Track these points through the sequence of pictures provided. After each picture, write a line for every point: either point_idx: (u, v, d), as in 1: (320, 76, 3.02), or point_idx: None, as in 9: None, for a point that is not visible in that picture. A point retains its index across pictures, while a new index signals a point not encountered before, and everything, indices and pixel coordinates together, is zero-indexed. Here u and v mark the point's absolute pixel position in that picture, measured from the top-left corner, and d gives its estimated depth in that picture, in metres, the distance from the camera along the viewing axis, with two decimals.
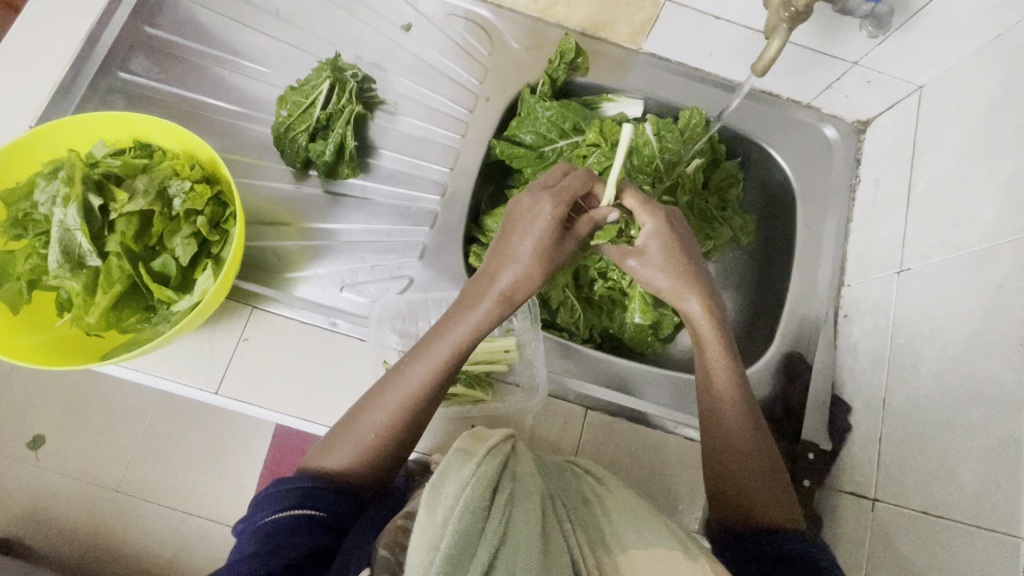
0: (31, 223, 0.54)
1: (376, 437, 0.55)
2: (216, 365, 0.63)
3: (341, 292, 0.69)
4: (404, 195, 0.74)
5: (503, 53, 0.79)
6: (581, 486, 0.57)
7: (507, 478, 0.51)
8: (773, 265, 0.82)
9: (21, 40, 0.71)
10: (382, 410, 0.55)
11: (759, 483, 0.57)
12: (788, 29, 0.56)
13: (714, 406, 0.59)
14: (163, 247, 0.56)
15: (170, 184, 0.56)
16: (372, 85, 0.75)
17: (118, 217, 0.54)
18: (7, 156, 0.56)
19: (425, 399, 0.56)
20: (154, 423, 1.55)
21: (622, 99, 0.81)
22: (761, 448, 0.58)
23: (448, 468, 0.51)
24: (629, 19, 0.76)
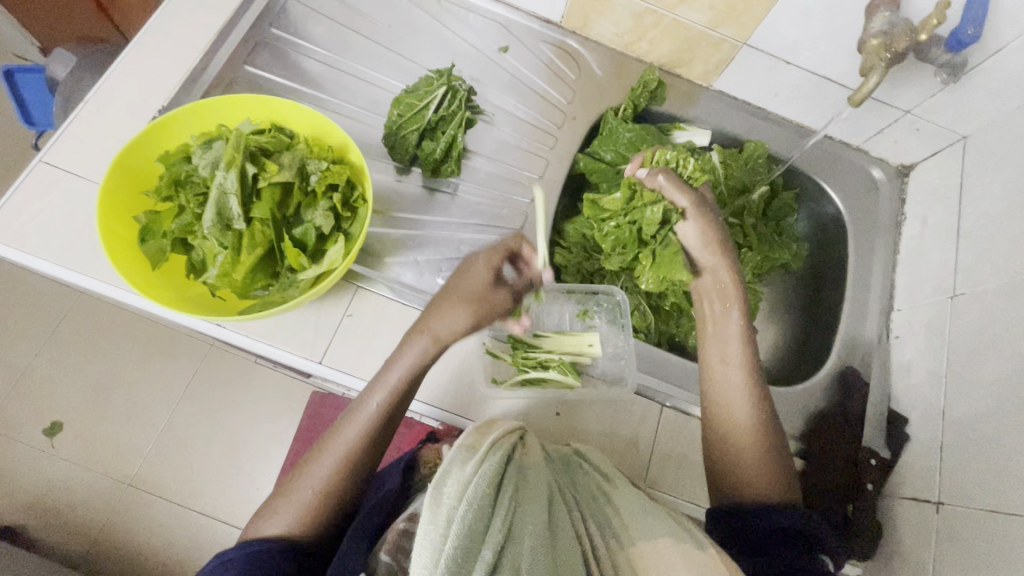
0: (184, 186, 0.59)
1: (311, 499, 0.56)
2: (321, 336, 0.67)
3: (437, 278, 0.73)
4: (498, 196, 0.79)
5: (589, 78, 0.87)
6: (588, 482, 0.57)
7: (514, 468, 0.50)
8: (824, 289, 0.88)
9: (159, 28, 0.77)
10: (319, 472, 0.57)
11: (750, 459, 0.60)
12: (885, 67, 0.65)
13: (716, 373, 0.64)
14: (298, 218, 0.61)
15: (310, 162, 0.61)
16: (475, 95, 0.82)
17: (264, 185, 0.58)
18: (167, 125, 0.61)
19: (389, 415, 0.59)
20: (174, 420, 1.54)
21: (692, 129, 0.89)
22: (750, 424, 0.61)
23: (451, 466, 0.51)
24: (706, 58, 0.84)
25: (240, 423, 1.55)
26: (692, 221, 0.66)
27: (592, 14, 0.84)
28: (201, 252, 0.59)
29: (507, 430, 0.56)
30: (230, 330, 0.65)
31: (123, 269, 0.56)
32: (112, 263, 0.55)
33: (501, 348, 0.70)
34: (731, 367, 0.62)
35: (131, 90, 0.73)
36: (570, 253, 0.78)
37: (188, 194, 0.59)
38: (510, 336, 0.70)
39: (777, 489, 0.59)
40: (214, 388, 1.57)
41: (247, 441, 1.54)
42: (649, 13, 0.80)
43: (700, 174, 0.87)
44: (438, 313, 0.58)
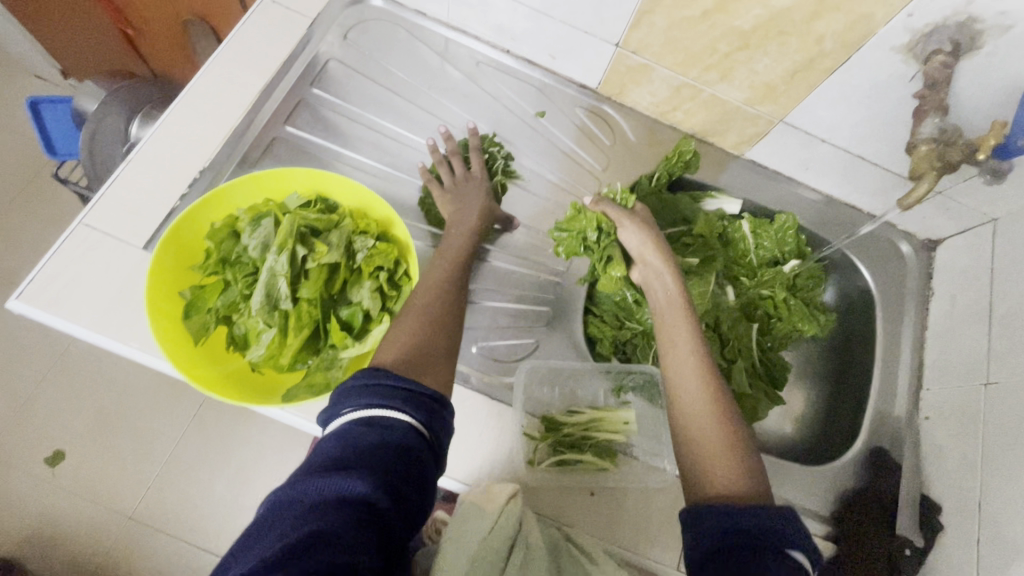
0: (234, 265, 0.61)
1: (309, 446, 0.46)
2: None
3: (473, 349, 0.72)
4: (534, 264, 0.80)
5: (623, 144, 0.88)
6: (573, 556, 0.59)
7: (519, 548, 0.58)
8: (852, 361, 0.88)
9: (202, 88, 0.78)
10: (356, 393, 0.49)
11: (710, 437, 0.51)
12: (939, 173, 0.66)
13: (679, 371, 0.57)
14: (344, 295, 0.62)
15: (357, 240, 0.61)
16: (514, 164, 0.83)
17: (313, 267, 0.60)
18: (214, 200, 0.61)
19: (410, 358, 0.53)
20: (177, 449, 1.49)
21: (723, 197, 0.89)
22: (703, 399, 0.54)
23: (468, 520, 0.59)
24: (740, 130, 0.85)
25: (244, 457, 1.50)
26: (632, 229, 0.70)
27: (629, 84, 0.85)
28: (245, 327, 0.60)
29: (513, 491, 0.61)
30: None
31: (168, 345, 0.55)
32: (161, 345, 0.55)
33: (535, 428, 0.69)
34: (677, 346, 0.59)
35: (174, 151, 0.73)
36: (604, 321, 0.79)
37: (236, 270, 0.61)
38: (544, 416, 0.70)
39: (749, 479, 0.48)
40: (219, 418, 1.53)
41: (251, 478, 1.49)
42: (687, 87, 0.81)
43: (730, 243, 0.89)
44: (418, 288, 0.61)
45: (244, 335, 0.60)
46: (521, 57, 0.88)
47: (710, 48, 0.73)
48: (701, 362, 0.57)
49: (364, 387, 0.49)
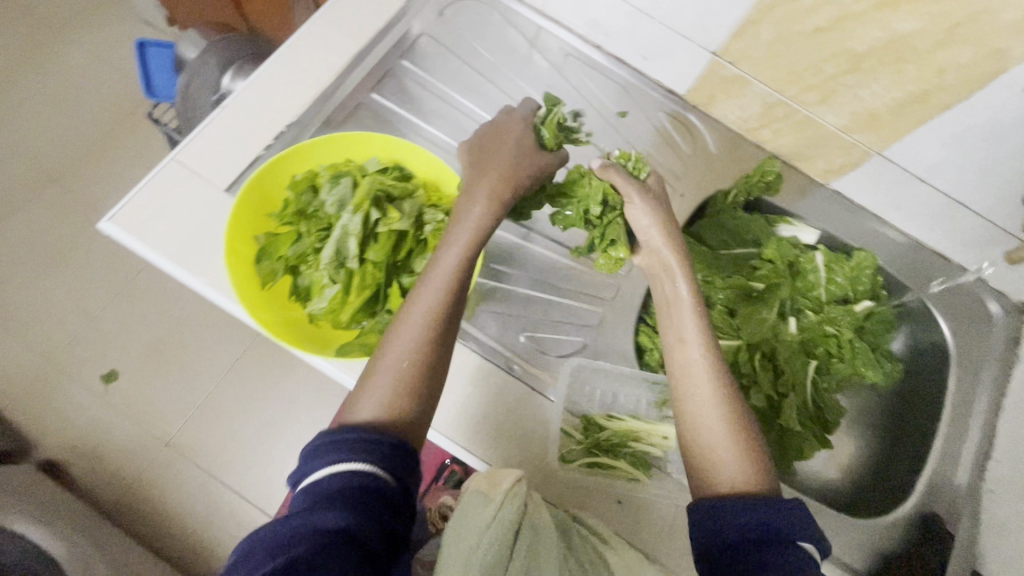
0: (308, 218, 0.63)
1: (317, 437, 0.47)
2: None
3: (522, 337, 0.72)
4: (594, 264, 0.78)
5: (702, 156, 0.86)
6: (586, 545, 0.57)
7: (525, 530, 0.54)
8: (913, 417, 0.83)
9: (298, 45, 0.80)
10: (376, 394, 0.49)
11: (705, 418, 0.52)
12: None
13: (689, 380, 0.54)
14: (405, 262, 0.65)
15: (426, 212, 0.64)
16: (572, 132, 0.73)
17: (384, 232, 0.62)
18: (298, 153, 0.63)
19: (433, 355, 0.52)
20: (217, 391, 1.56)
21: (799, 225, 0.86)
22: (716, 417, 0.52)
23: (463, 517, 0.55)
24: (830, 158, 0.81)
25: (275, 408, 1.55)
26: (641, 207, 0.64)
27: (718, 95, 0.82)
28: (308, 280, 0.62)
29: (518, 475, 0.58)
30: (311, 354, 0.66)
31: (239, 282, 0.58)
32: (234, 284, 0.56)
33: (574, 426, 0.69)
34: (689, 346, 0.56)
35: (265, 103, 0.76)
36: (655, 331, 0.76)
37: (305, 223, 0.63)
38: (586, 416, 0.69)
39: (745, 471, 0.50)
40: (259, 367, 1.59)
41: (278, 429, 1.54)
42: (781, 105, 0.78)
43: (799, 273, 0.84)
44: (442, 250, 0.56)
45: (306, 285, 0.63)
46: (611, 55, 0.87)
47: (816, 67, 0.70)
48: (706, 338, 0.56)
49: (332, 441, 0.46)
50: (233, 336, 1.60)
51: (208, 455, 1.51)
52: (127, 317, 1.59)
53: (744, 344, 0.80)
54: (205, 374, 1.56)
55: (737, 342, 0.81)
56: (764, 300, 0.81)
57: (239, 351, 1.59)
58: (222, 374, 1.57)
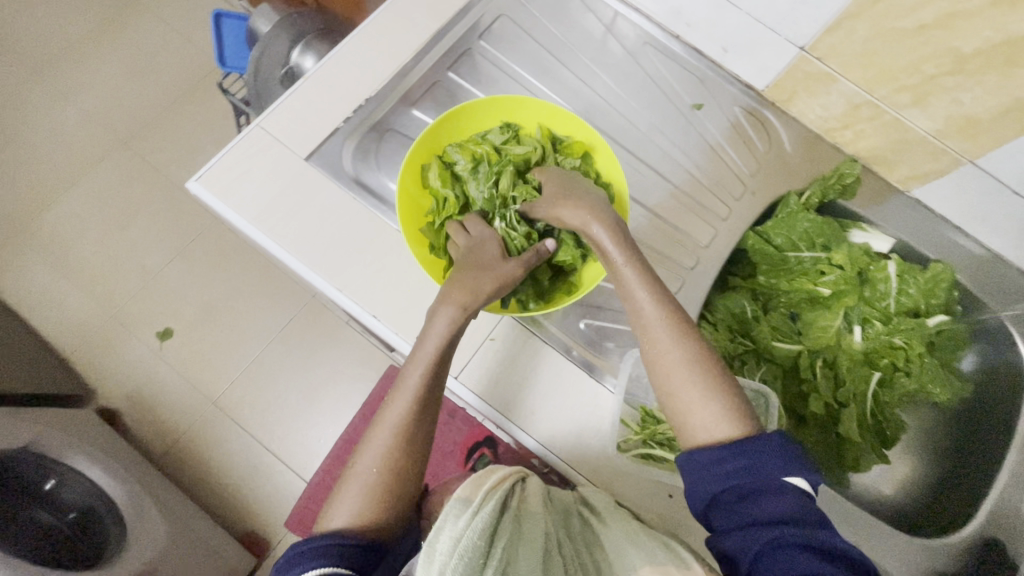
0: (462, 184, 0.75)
1: (386, 457, 0.59)
2: (463, 354, 0.69)
3: (582, 324, 0.73)
4: (656, 256, 0.77)
5: (777, 154, 0.83)
6: (583, 525, 0.60)
7: (508, 517, 0.55)
8: (979, 439, 0.80)
9: (381, 20, 0.81)
10: (393, 415, 0.60)
11: (688, 390, 0.55)
12: None
13: (640, 321, 0.59)
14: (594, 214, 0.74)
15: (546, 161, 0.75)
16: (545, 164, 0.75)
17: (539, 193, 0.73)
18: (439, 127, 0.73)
19: (430, 391, 0.61)
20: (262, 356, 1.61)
21: (872, 232, 0.83)
22: (675, 357, 0.56)
23: (447, 521, 0.54)
24: (915, 164, 0.78)
25: (317, 375, 1.59)
26: (571, 209, 0.65)
27: (801, 92, 0.80)
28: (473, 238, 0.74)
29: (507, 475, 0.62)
30: (383, 325, 0.69)
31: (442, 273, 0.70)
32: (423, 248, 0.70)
33: (632, 417, 0.69)
34: (634, 293, 0.60)
35: (347, 76, 0.78)
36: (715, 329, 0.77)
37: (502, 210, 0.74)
38: (645, 409, 0.69)
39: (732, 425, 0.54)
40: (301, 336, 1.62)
41: (318, 396, 1.58)
42: (867, 106, 0.75)
43: (868, 282, 0.82)
44: (434, 315, 0.62)
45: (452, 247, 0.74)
46: (690, 45, 0.85)
47: (913, 67, 0.67)
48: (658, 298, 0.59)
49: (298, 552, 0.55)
50: (282, 304, 1.65)
51: (250, 415, 1.56)
52: (185, 278, 1.66)
53: (806, 348, 0.80)
54: (254, 338, 1.62)
55: (799, 346, 0.79)
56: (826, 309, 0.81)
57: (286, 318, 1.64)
58: (269, 339, 1.62)
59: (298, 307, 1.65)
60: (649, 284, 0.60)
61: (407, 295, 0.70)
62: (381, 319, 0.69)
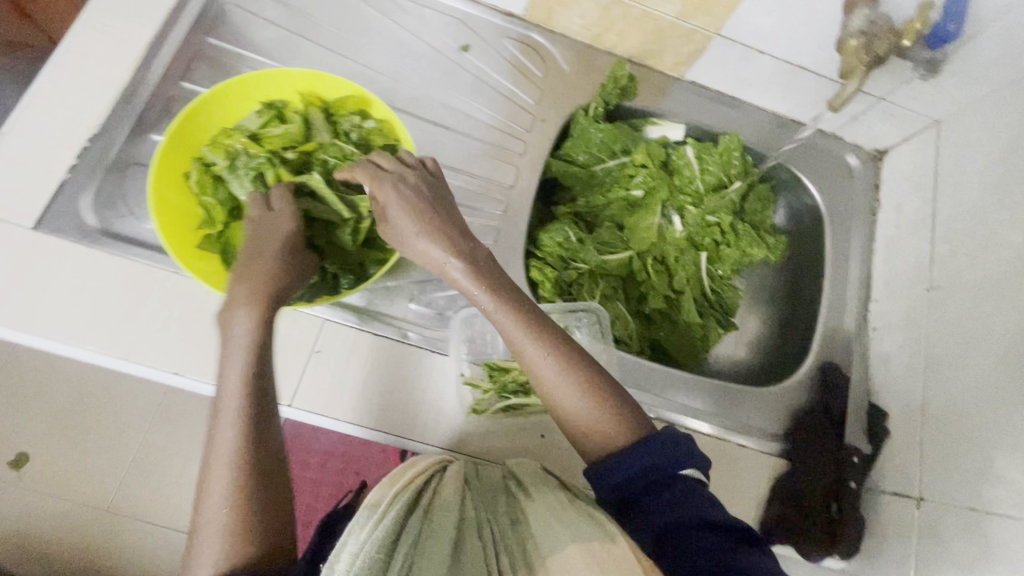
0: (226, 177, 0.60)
1: (232, 492, 0.46)
2: (290, 379, 0.64)
3: (410, 303, 0.70)
4: (464, 211, 0.74)
5: (557, 74, 0.83)
6: (507, 507, 0.55)
7: (418, 516, 0.50)
8: (804, 280, 0.87)
9: (80, 45, 0.70)
10: (223, 445, 0.47)
11: (578, 408, 0.56)
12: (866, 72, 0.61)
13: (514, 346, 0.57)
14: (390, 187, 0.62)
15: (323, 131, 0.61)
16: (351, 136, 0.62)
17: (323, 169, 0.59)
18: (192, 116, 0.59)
19: (261, 381, 0.50)
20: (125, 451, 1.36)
21: (665, 124, 0.85)
22: (546, 372, 0.56)
23: (351, 535, 0.49)
24: (677, 50, 0.81)
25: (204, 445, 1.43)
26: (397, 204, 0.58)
27: (556, 7, 0.79)
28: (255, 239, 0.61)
29: (418, 470, 0.57)
30: (188, 380, 0.62)
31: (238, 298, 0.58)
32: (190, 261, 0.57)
33: (479, 376, 0.68)
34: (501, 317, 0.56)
35: (56, 119, 0.66)
36: (545, 263, 0.76)
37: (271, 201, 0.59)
38: (487, 363, 0.68)
39: (630, 428, 0.56)
40: (165, 420, 1.39)
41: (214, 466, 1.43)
42: (615, 5, 0.76)
43: (675, 171, 0.85)
44: (226, 320, 0.52)
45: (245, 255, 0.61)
46: None
47: None
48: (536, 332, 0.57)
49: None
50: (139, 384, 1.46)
51: (129, 518, 1.34)
52: None
53: (636, 253, 0.81)
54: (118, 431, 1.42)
55: (628, 253, 0.81)
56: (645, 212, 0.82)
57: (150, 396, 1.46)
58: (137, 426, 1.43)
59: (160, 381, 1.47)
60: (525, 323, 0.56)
61: (208, 340, 0.63)
62: (186, 375, 0.61)
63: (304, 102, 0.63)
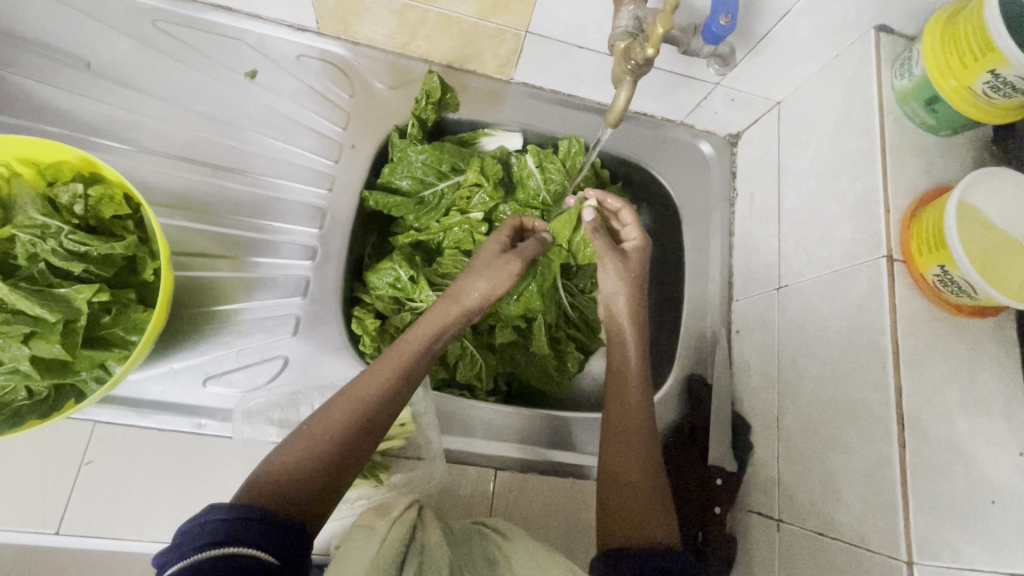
0: None
1: (315, 442, 0.49)
2: (53, 501, 0.54)
3: (205, 386, 0.60)
4: (265, 266, 0.65)
5: (366, 92, 0.73)
6: (485, 547, 0.55)
7: (416, 545, 0.53)
8: (668, 283, 0.82)
9: None
10: (326, 416, 0.51)
11: (630, 503, 0.58)
12: (633, 78, 0.52)
13: (625, 422, 0.62)
14: (128, 265, 0.51)
15: (31, 209, 0.50)
16: (67, 210, 0.51)
17: (22, 260, 0.48)
18: None
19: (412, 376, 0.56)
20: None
21: (500, 133, 0.77)
22: (636, 462, 0.61)
23: (353, 543, 0.52)
24: (494, 51, 0.72)
25: None
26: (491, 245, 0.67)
27: (347, 17, 0.68)
28: None
29: (407, 505, 0.59)
30: None
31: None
32: None
33: None
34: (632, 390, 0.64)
35: None
36: (371, 309, 0.69)
37: None
38: None
39: (664, 531, 0.57)
40: None
41: None
42: (409, 9, 0.66)
43: (519, 183, 0.78)
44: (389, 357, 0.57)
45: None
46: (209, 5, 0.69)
47: None
48: (643, 417, 0.63)
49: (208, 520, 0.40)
50: None
51: None
52: None
53: None
54: None
55: None
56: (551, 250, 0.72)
57: None
58: None
59: None
60: (639, 413, 0.63)
61: None
62: None
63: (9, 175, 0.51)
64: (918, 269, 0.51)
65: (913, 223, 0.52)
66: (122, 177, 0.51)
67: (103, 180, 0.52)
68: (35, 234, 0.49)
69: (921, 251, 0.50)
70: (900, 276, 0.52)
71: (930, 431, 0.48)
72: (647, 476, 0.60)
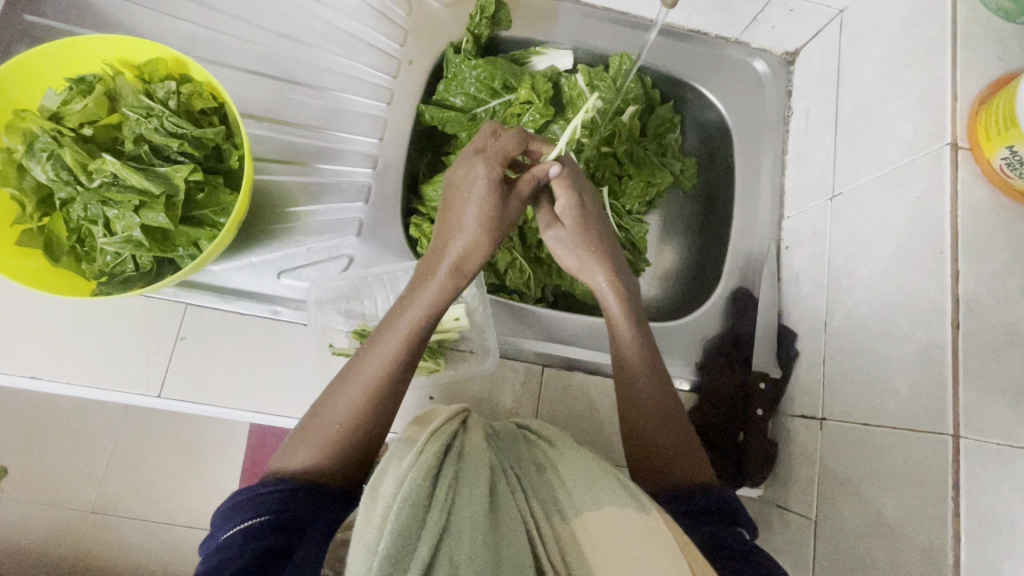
0: (26, 172, 0.54)
1: (339, 432, 0.51)
2: (155, 368, 0.61)
3: (279, 278, 0.66)
4: (331, 173, 0.70)
5: (422, 11, 0.75)
6: (532, 451, 0.55)
7: (453, 457, 0.48)
8: (716, 205, 0.82)
9: None
10: (341, 406, 0.52)
11: (661, 444, 0.58)
12: None
13: (626, 370, 0.60)
14: (212, 154, 0.57)
15: (132, 98, 0.55)
16: (155, 101, 0.55)
17: (130, 143, 0.55)
18: None
19: (415, 348, 0.55)
20: (60, 459, 1.24)
21: (552, 52, 0.78)
22: (655, 413, 0.58)
23: (391, 463, 0.48)
24: None
25: (140, 451, 1.25)
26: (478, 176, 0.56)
27: None
28: (81, 237, 0.55)
29: (448, 416, 0.53)
30: (45, 382, 0.59)
31: (74, 293, 0.55)
32: (17, 276, 0.52)
33: (352, 346, 0.65)
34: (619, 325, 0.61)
35: None
36: (426, 218, 0.72)
37: (75, 184, 0.54)
38: (358, 331, 0.65)
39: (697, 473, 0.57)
40: (86, 416, 1.25)
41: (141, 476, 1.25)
42: None
43: (568, 104, 0.77)
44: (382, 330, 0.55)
45: (74, 247, 0.55)
46: None
47: None
48: (645, 359, 0.60)
49: (234, 502, 0.47)
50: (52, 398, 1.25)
51: (91, 509, 1.24)
52: None
53: None
54: (32, 445, 1.23)
55: None
56: (592, 180, 0.76)
57: (63, 415, 1.24)
58: (55, 440, 1.24)
59: (68, 408, 1.25)
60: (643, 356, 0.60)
61: (64, 341, 0.60)
62: (44, 377, 0.59)
63: (112, 70, 0.56)
64: (985, 155, 0.50)
65: (981, 112, 0.51)
66: (206, 73, 0.56)
67: (192, 79, 0.57)
68: (138, 121, 0.55)
69: (988, 136, 0.49)
70: (965, 163, 0.51)
71: (985, 316, 0.48)
72: (669, 410, 0.59)
